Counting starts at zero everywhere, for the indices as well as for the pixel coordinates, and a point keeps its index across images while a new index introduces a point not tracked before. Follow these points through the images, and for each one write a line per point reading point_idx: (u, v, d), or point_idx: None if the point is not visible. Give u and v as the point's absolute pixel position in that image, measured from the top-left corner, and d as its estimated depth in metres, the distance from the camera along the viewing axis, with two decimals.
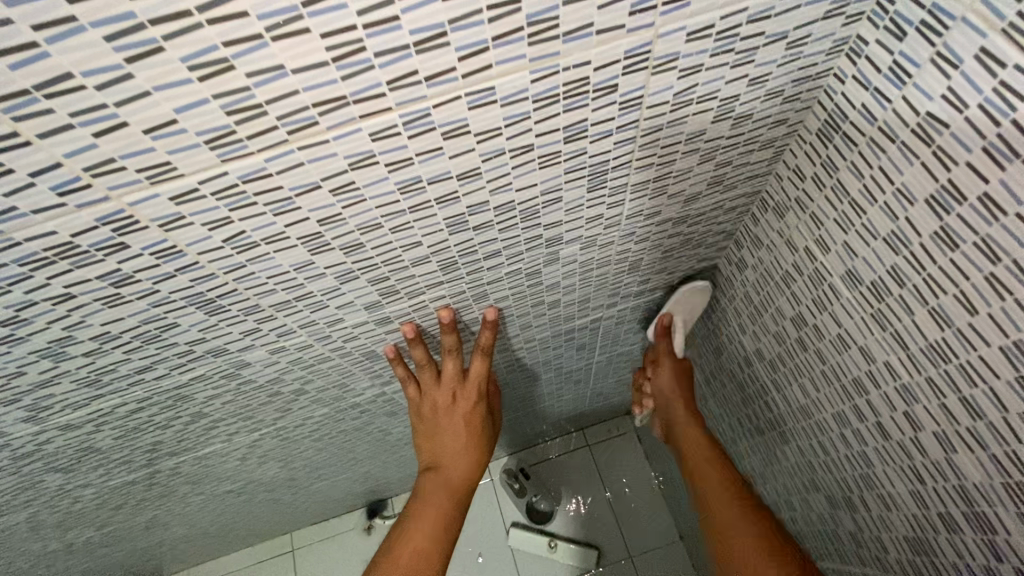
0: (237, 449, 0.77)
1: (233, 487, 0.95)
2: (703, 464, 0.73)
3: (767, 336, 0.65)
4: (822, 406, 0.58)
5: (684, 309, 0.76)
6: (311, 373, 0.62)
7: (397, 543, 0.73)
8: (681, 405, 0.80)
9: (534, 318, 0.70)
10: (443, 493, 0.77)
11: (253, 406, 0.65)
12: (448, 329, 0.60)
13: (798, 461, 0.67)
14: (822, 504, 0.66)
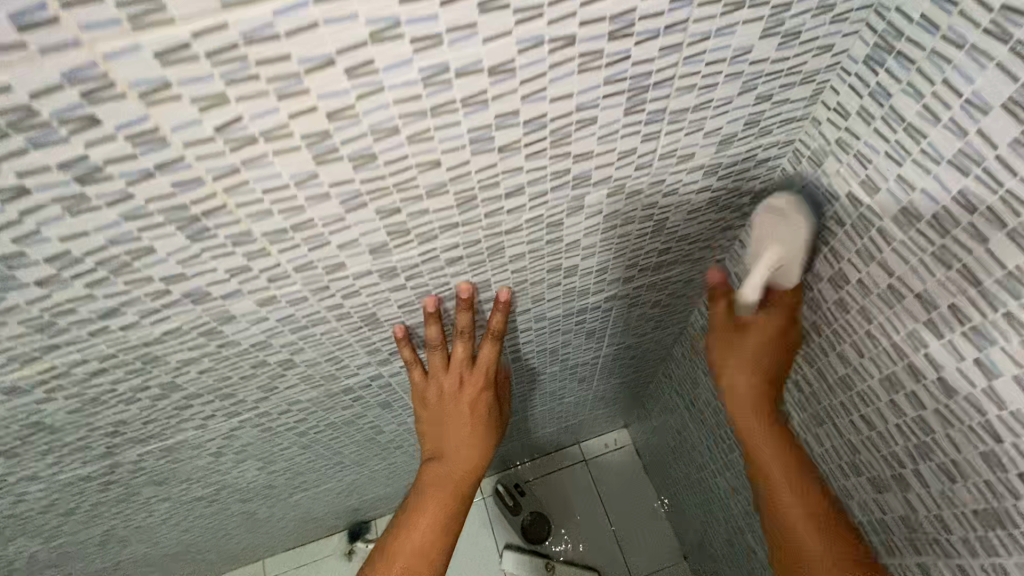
0: (210, 441, 0.69)
1: (202, 493, 0.85)
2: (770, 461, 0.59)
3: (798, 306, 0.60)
4: (867, 373, 0.53)
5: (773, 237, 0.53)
6: (302, 341, 0.55)
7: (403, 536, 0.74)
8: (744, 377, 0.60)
9: (549, 291, 0.65)
10: (445, 483, 0.76)
11: (232, 382, 0.57)
12: (465, 308, 0.57)
13: (834, 444, 0.62)
14: (862, 493, 0.60)
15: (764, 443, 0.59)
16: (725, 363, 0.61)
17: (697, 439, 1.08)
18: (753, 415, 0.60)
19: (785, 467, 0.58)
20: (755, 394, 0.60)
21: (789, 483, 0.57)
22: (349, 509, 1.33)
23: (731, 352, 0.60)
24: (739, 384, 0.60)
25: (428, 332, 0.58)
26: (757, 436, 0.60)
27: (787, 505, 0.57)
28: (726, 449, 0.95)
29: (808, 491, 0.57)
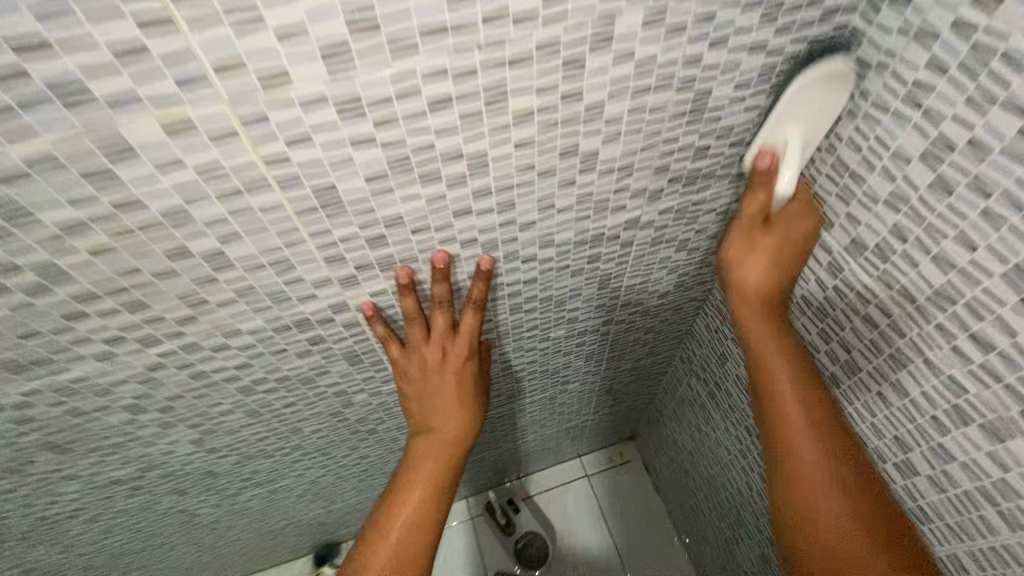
0: (121, 387, 0.54)
1: (120, 472, 0.69)
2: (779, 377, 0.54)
3: (845, 248, 0.54)
4: (923, 319, 0.48)
5: (801, 112, 0.49)
6: (238, 224, 0.42)
7: (382, 530, 0.64)
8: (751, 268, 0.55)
9: (561, 199, 0.52)
10: (431, 465, 0.67)
11: (143, 282, 0.43)
12: (441, 277, 0.54)
13: (883, 413, 0.57)
14: (926, 463, 0.54)
15: (771, 355, 0.55)
16: (737, 258, 0.56)
17: (722, 431, 0.93)
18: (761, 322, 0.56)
19: (792, 388, 0.53)
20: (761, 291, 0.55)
21: (796, 405, 0.53)
22: (310, 521, 1.14)
23: (751, 252, 0.55)
24: (752, 288, 0.55)
25: (403, 303, 0.56)
26: (764, 342, 0.55)
27: (784, 415, 0.53)
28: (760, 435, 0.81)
29: (816, 415, 0.52)
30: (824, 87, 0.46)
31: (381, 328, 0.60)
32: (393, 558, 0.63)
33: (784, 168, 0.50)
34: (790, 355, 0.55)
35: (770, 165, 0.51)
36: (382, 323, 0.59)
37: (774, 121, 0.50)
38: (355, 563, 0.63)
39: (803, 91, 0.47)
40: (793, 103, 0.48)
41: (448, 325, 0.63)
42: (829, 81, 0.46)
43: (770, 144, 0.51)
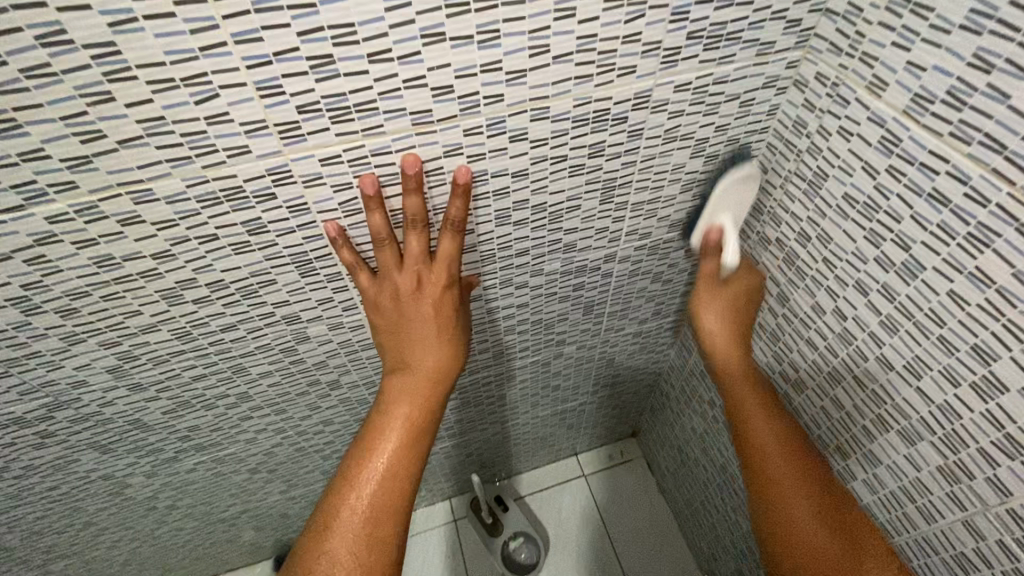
0: (3, 266, 0.43)
1: (20, 408, 0.57)
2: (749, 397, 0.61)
3: (902, 113, 0.43)
4: (1004, 184, 0.38)
5: (726, 207, 0.62)
6: (131, 0, 0.32)
7: (353, 477, 0.52)
8: (709, 315, 0.61)
9: (557, 44, 0.42)
10: (412, 404, 0.55)
11: (9, 86, 0.33)
12: (413, 189, 0.47)
13: (939, 331, 0.46)
14: (996, 389, 0.43)
15: (734, 374, 0.61)
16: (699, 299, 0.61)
17: None
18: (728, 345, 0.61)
19: (757, 400, 0.60)
20: (724, 329, 0.61)
21: (756, 410, 0.60)
22: (268, 509, 1.01)
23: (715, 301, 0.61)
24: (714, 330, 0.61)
25: (371, 223, 0.49)
26: (730, 363, 0.61)
27: (760, 438, 0.58)
28: (789, 391, 0.69)
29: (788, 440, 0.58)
30: (742, 186, 0.60)
31: (347, 257, 0.52)
32: (364, 520, 0.51)
33: (726, 241, 0.60)
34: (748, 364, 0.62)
35: (717, 239, 0.60)
36: (349, 251, 0.51)
37: (711, 209, 0.61)
38: (323, 516, 0.52)
39: (733, 182, 0.59)
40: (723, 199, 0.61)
41: (423, 251, 0.52)
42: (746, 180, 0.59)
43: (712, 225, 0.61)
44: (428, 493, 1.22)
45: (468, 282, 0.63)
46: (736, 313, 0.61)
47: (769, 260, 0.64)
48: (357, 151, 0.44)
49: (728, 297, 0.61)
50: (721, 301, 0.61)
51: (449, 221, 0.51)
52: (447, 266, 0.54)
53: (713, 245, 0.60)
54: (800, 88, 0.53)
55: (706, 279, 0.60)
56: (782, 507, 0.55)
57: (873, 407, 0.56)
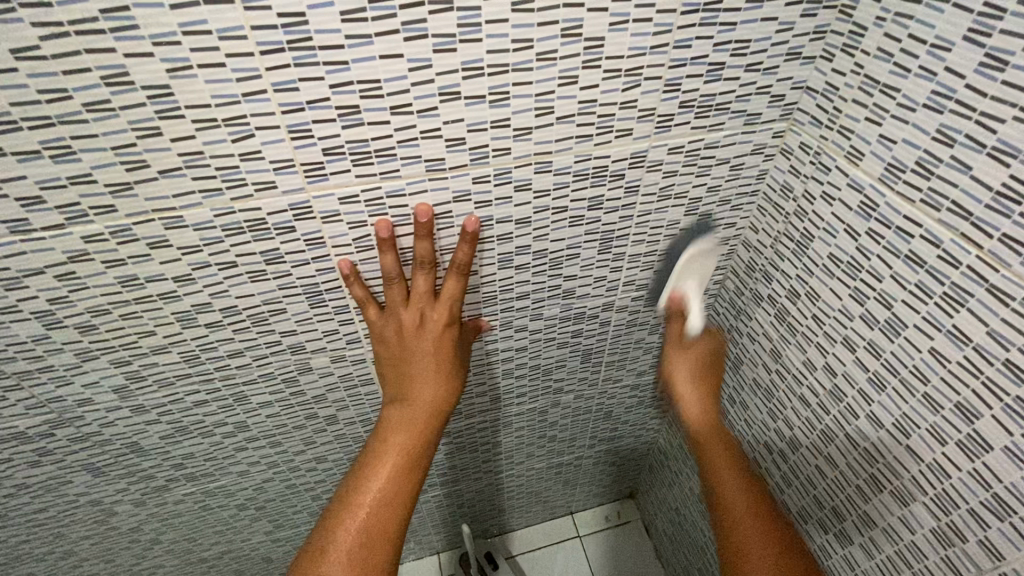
0: (34, 280, 0.46)
1: (24, 423, 0.59)
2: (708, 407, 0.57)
3: (878, 180, 0.47)
4: (973, 247, 0.41)
5: (692, 275, 0.63)
6: (189, 50, 0.36)
7: (351, 500, 0.53)
8: (682, 364, 0.60)
9: (562, 105, 0.47)
10: (407, 436, 0.56)
11: (71, 116, 0.38)
12: (423, 235, 0.51)
13: (924, 388, 0.47)
14: (980, 447, 0.44)
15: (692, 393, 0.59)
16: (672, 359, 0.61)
17: (738, 456, 0.80)
18: (688, 381, 0.60)
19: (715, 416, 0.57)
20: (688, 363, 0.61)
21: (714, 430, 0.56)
22: (251, 551, 0.98)
23: (683, 362, 0.61)
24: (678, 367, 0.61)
25: (382, 262, 0.52)
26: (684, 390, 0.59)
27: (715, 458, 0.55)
28: (785, 449, 0.69)
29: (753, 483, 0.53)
30: (702, 260, 0.63)
31: (358, 292, 0.54)
32: (360, 546, 0.51)
33: (689, 307, 0.61)
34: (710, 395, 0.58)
35: (680, 306, 0.62)
36: (361, 286, 0.54)
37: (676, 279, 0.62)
38: (319, 539, 0.52)
39: (691, 258, 0.62)
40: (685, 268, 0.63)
41: (429, 290, 0.55)
42: (698, 258, 0.63)
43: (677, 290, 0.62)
44: (417, 545, 1.19)
45: (473, 324, 0.66)
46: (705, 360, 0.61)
47: (762, 317, 0.66)
48: (374, 192, 0.48)
49: (699, 358, 0.61)
50: (687, 363, 0.61)
51: (456, 264, 0.54)
52: (449, 306, 0.57)
53: (676, 309, 0.62)
54: (786, 156, 0.57)
55: (671, 343, 0.62)
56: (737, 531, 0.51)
57: (865, 466, 0.56)
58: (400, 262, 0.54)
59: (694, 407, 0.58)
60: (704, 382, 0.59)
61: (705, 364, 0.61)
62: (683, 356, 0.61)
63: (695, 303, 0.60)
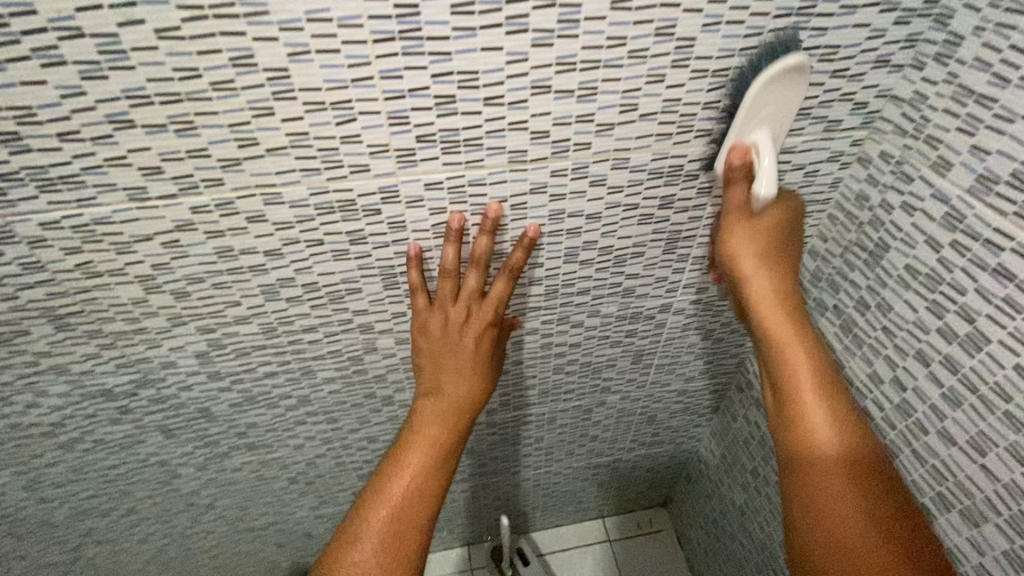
0: (143, 246, 0.50)
1: (112, 381, 0.63)
2: (792, 340, 0.49)
3: (966, 192, 0.46)
4: None
5: (761, 120, 0.49)
6: (311, 36, 0.39)
7: (380, 489, 0.55)
8: (751, 249, 0.50)
9: (647, 104, 0.48)
10: (440, 429, 0.57)
11: (198, 94, 0.41)
12: (489, 231, 0.53)
13: (1005, 406, 0.46)
14: None
15: (767, 306, 0.50)
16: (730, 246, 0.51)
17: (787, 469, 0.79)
18: (765, 284, 0.50)
19: (802, 348, 0.49)
20: (771, 278, 0.50)
21: (797, 353, 0.49)
22: (294, 525, 1.02)
23: (745, 234, 0.50)
24: (746, 259, 0.50)
25: (443, 253, 0.54)
26: (757, 287, 0.50)
27: (796, 384, 0.48)
28: None
29: (838, 413, 0.47)
30: (779, 92, 0.48)
31: (415, 277, 0.56)
32: (391, 532, 0.53)
33: (759, 163, 0.48)
34: (798, 321, 0.50)
35: (744, 162, 0.49)
36: (418, 273, 0.56)
37: (738, 125, 0.48)
38: (354, 522, 0.54)
39: (767, 85, 0.46)
40: (761, 96, 0.47)
41: (478, 288, 0.57)
42: (783, 76, 0.46)
43: (738, 142, 0.49)
44: (448, 534, 1.21)
45: (511, 322, 0.68)
46: (781, 260, 0.51)
47: (825, 327, 0.66)
48: (457, 180, 0.50)
49: (767, 229, 0.51)
50: (751, 241, 0.50)
51: (509, 267, 0.56)
52: (496, 307, 0.58)
53: (743, 165, 0.49)
54: (864, 165, 0.57)
55: (736, 208, 0.50)
56: (812, 472, 0.46)
57: (932, 483, 0.55)
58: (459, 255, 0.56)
59: (768, 296, 0.50)
60: (778, 278, 0.50)
61: (787, 263, 0.51)
62: (750, 232, 0.50)
63: (765, 158, 0.48)
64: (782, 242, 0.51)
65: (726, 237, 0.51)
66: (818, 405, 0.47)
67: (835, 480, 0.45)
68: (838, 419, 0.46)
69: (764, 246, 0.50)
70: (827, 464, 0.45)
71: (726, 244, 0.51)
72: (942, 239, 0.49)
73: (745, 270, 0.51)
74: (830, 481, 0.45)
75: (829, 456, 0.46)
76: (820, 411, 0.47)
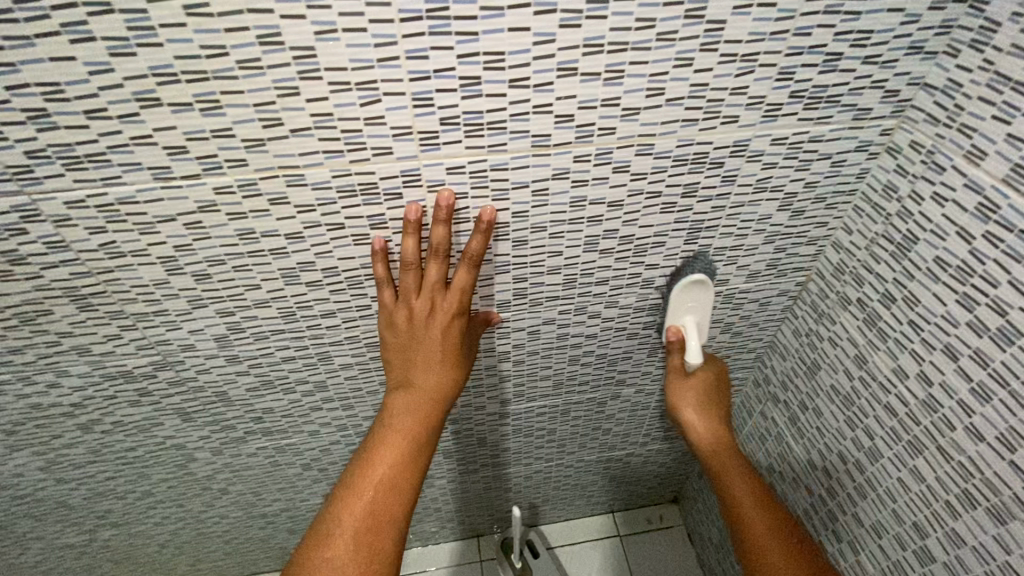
0: (166, 226, 0.50)
1: (132, 362, 0.63)
2: (725, 455, 0.66)
3: (1002, 181, 0.45)
4: None
5: (690, 311, 0.68)
6: (338, 15, 0.39)
7: (354, 484, 0.53)
8: (685, 399, 0.70)
9: (673, 89, 0.47)
10: (413, 420, 0.56)
11: (224, 72, 0.41)
12: (445, 220, 0.51)
13: None
14: None
15: (699, 432, 0.69)
16: (674, 395, 0.71)
17: (805, 465, 0.78)
18: (695, 417, 0.69)
19: (733, 458, 0.65)
20: (700, 411, 0.70)
21: (732, 463, 0.65)
22: (306, 512, 1.03)
23: (685, 389, 0.71)
24: (682, 404, 0.70)
25: (404, 245, 0.53)
26: (690, 417, 0.70)
27: (733, 486, 0.64)
28: (860, 460, 0.67)
29: (767, 505, 0.62)
30: (696, 294, 0.67)
31: (381, 271, 0.56)
32: (365, 528, 0.51)
33: (688, 343, 0.68)
34: (729, 440, 0.67)
35: (678, 339, 0.68)
36: (383, 266, 0.55)
37: (671, 317, 0.68)
38: (326, 521, 0.52)
39: (681, 294, 0.67)
40: (676, 305, 0.68)
41: (440, 279, 0.55)
42: (692, 290, 0.66)
43: (675, 327, 0.69)
44: (458, 525, 1.21)
45: (484, 317, 0.67)
46: (710, 403, 0.70)
47: (848, 321, 0.65)
48: (479, 164, 0.50)
49: (700, 388, 0.71)
50: (690, 394, 0.70)
51: (468, 255, 0.54)
52: (461, 297, 0.56)
53: (677, 343, 0.69)
54: (893, 154, 0.55)
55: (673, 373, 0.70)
56: (758, 557, 0.59)
57: (958, 480, 0.54)
58: (420, 246, 0.55)
59: (701, 429, 0.69)
60: (705, 412, 0.69)
61: (711, 401, 0.71)
62: (687, 388, 0.71)
63: (691, 340, 0.67)
64: (711, 392, 0.71)
65: (670, 390, 0.71)
66: (750, 503, 0.62)
67: (778, 560, 0.58)
68: (767, 512, 0.61)
69: (697, 391, 0.71)
70: (770, 548, 0.59)
71: (671, 395, 0.71)
72: (975, 230, 0.48)
73: (681, 403, 0.70)
74: (769, 559, 0.58)
75: (764, 535, 0.60)
76: (751, 507, 0.62)
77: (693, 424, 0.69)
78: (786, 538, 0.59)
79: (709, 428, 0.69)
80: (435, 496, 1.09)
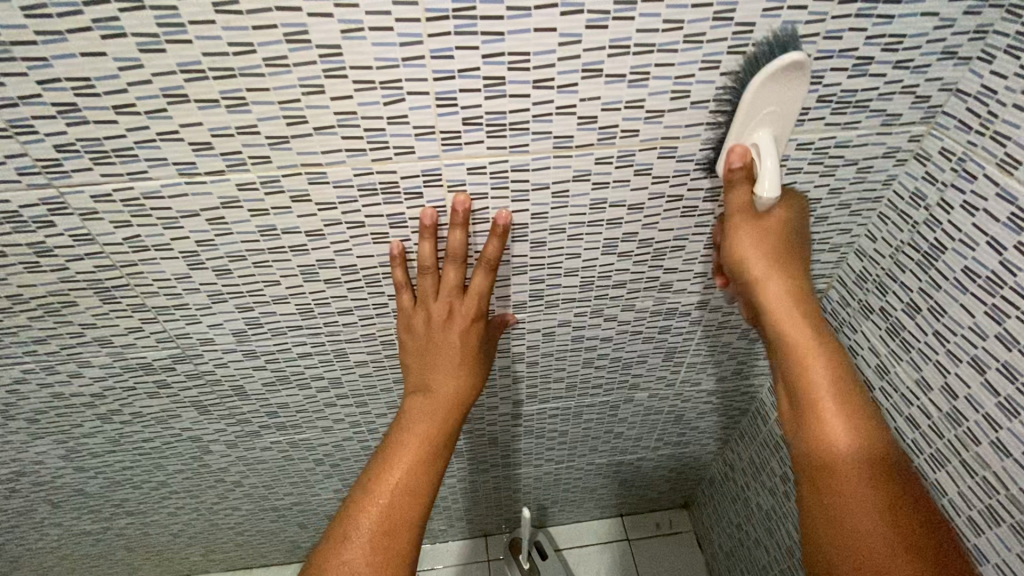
0: (189, 221, 0.50)
1: (151, 355, 0.64)
2: (806, 335, 0.49)
3: None
4: None
5: (766, 113, 0.47)
6: (365, 13, 0.39)
7: (369, 487, 0.53)
8: (761, 255, 0.51)
9: (699, 91, 0.47)
10: (429, 424, 0.56)
11: (251, 69, 0.41)
12: (498, 235, 0.54)
13: None
14: None
15: (779, 303, 0.51)
16: (741, 245, 0.51)
17: None
18: (777, 285, 0.51)
19: (814, 338, 0.49)
20: (782, 275, 0.51)
21: (812, 345, 0.49)
22: (317, 507, 1.03)
23: (752, 233, 0.51)
24: (756, 258, 0.51)
25: (421, 249, 0.54)
26: (770, 282, 0.51)
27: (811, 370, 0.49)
28: None
29: (856, 403, 0.47)
30: (782, 86, 0.45)
31: (399, 275, 0.56)
32: (381, 532, 0.51)
33: (760, 166, 0.48)
34: (811, 318, 0.50)
35: (743, 164, 0.48)
36: (402, 270, 0.56)
37: (741, 121, 0.47)
38: (343, 524, 0.52)
39: (764, 86, 0.45)
40: (755, 104, 0.46)
41: (459, 283, 0.55)
42: (783, 75, 0.44)
43: (739, 144, 0.48)
44: (468, 524, 1.22)
45: (501, 319, 0.67)
46: (791, 261, 0.52)
47: (869, 330, 0.63)
48: (500, 165, 0.49)
49: (773, 230, 0.51)
50: (762, 251, 0.51)
51: (486, 259, 0.55)
52: (478, 301, 0.57)
53: (741, 170, 0.49)
54: (921, 162, 0.54)
55: (738, 210, 0.50)
56: (827, 456, 0.46)
57: (982, 496, 0.53)
58: (437, 250, 0.55)
59: (778, 293, 0.51)
60: (785, 275, 0.51)
61: (795, 267, 0.52)
62: (759, 234, 0.51)
63: (767, 160, 0.47)
64: (789, 242, 0.52)
65: (731, 235, 0.52)
66: (834, 396, 0.47)
67: (851, 461, 0.45)
68: (853, 405, 0.47)
69: (777, 249, 0.51)
70: (846, 443, 0.46)
71: (732, 239, 0.52)
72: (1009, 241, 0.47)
73: (753, 264, 0.51)
74: (847, 470, 0.45)
75: (844, 442, 0.46)
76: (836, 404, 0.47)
77: (770, 292, 0.51)
78: (865, 428, 0.46)
79: (786, 301, 0.51)
80: (446, 495, 1.10)
